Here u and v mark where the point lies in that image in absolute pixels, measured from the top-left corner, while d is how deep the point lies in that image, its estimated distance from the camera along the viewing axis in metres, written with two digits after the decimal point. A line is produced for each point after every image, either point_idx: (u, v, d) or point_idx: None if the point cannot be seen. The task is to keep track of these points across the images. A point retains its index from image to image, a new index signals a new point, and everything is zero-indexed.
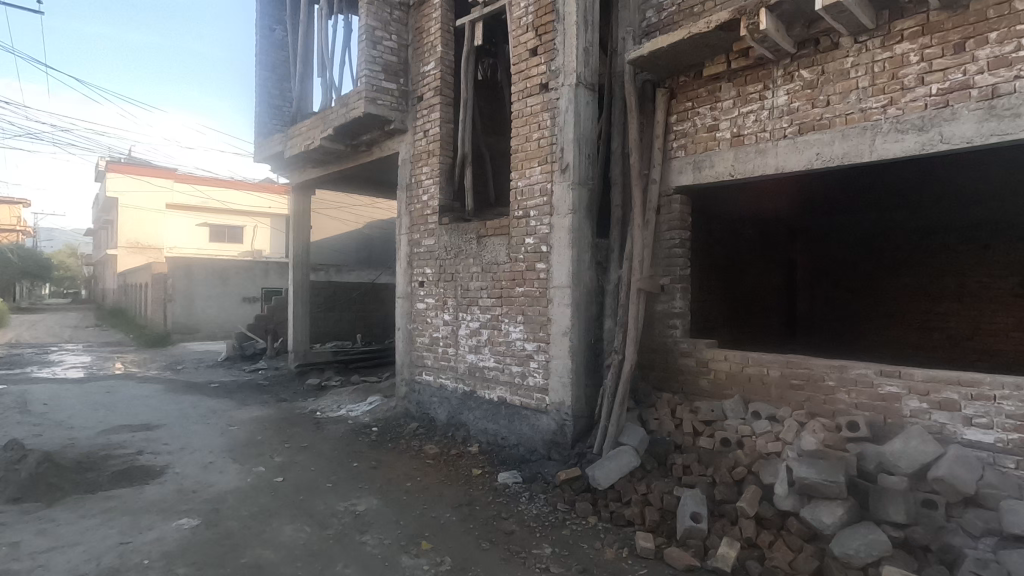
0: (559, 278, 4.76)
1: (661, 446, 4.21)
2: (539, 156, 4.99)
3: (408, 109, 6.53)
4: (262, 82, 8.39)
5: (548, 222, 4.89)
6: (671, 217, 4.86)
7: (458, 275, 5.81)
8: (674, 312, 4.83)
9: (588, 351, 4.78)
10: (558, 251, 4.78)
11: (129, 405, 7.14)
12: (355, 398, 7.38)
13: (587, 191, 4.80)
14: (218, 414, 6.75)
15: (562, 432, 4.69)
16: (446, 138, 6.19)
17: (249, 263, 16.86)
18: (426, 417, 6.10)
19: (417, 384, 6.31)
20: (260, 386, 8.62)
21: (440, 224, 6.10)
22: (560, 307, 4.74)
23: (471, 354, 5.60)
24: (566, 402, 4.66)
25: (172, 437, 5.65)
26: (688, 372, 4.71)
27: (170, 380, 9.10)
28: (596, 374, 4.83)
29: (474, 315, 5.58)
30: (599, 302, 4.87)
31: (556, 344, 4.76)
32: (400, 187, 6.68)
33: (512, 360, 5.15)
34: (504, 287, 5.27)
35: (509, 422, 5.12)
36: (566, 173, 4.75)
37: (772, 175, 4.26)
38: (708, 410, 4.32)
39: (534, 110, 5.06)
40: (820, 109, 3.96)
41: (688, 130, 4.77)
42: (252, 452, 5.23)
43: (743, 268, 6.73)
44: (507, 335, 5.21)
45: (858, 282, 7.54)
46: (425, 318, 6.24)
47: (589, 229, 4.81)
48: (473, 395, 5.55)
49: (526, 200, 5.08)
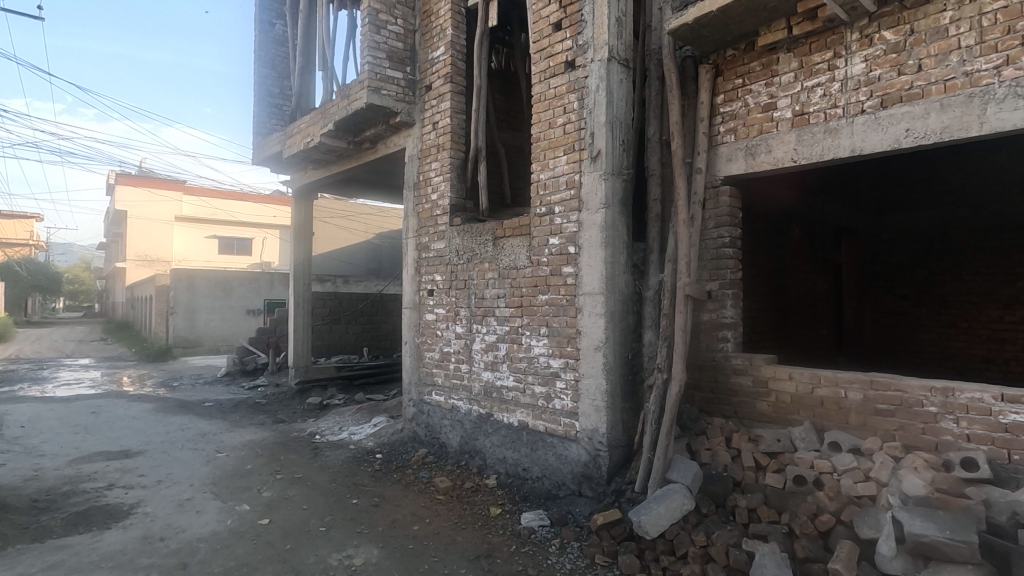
0: (590, 284, 4.09)
1: (719, 484, 3.51)
2: (564, 144, 4.35)
3: (415, 100, 5.93)
4: (261, 79, 7.86)
5: (576, 219, 4.23)
6: (719, 212, 4.21)
7: (471, 283, 5.16)
8: (724, 322, 4.15)
9: (626, 369, 4.09)
10: (588, 252, 4.12)
11: (112, 428, 6.53)
12: (359, 419, 6.73)
13: (622, 183, 4.14)
14: (207, 438, 6.11)
15: (595, 464, 4.01)
16: (457, 130, 5.57)
17: (254, 274, 16.35)
18: (437, 442, 5.42)
19: (426, 405, 5.64)
20: (257, 405, 7.98)
21: (451, 225, 5.47)
22: (592, 318, 4.06)
23: (487, 371, 4.93)
24: (601, 430, 3.97)
25: (150, 467, 5.01)
26: (743, 394, 4.02)
27: (163, 398, 8.50)
28: (633, 396, 4.14)
29: (490, 328, 4.92)
30: (636, 311, 4.20)
31: (587, 361, 4.08)
32: (407, 186, 6.07)
33: (535, 378, 4.48)
34: (524, 294, 4.61)
35: (532, 451, 4.44)
36: (597, 162, 4.10)
37: (846, 158, 3.58)
38: (774, 440, 3.61)
39: (558, 92, 4.42)
40: (909, 76, 3.29)
41: (738, 112, 4.12)
42: (237, 485, 4.58)
43: (789, 271, 6.02)
44: (528, 350, 4.55)
45: (914, 287, 6.78)
46: (435, 331, 5.59)
47: (624, 227, 4.15)
48: (490, 418, 4.88)
49: (550, 195, 4.44)
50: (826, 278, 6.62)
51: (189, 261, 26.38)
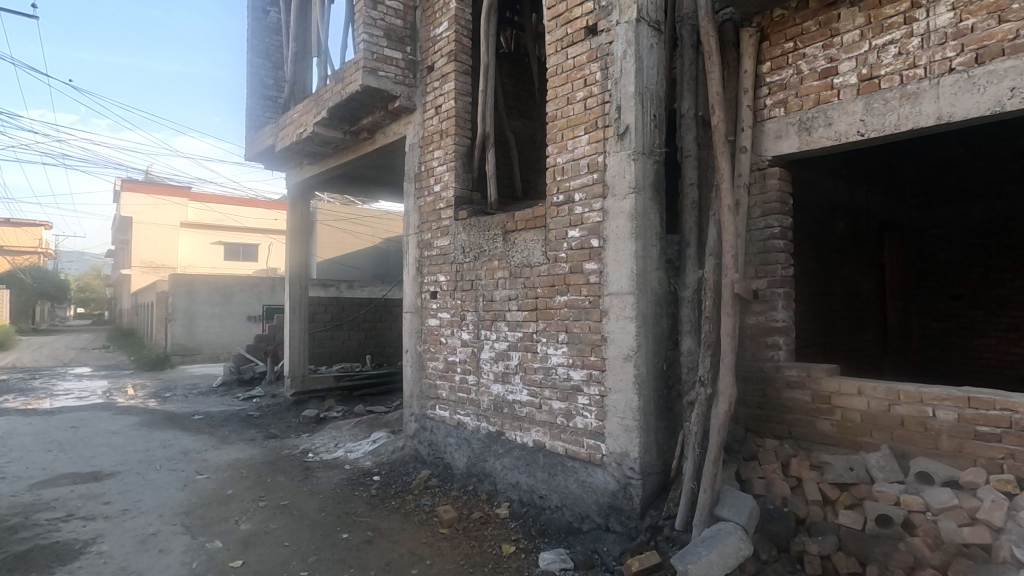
0: (618, 282, 3.50)
1: (781, 524, 2.90)
2: (585, 122, 3.77)
3: (417, 82, 5.38)
4: (254, 69, 7.35)
5: (599, 207, 3.65)
6: (766, 199, 3.63)
7: (479, 283, 4.58)
8: (776, 327, 3.55)
9: (660, 383, 3.49)
10: (615, 245, 3.53)
11: (89, 445, 5.98)
12: (357, 435, 6.15)
13: (653, 164, 3.55)
14: (189, 456, 5.56)
15: (625, 494, 3.42)
16: (462, 114, 5.01)
17: (255, 280, 15.90)
18: (441, 463, 4.84)
19: (429, 421, 5.06)
20: (250, 418, 7.41)
21: (456, 220, 4.90)
22: (621, 322, 3.47)
23: (497, 384, 4.35)
24: (632, 454, 3.38)
25: (118, 492, 4.46)
26: (799, 411, 3.41)
27: (151, 411, 7.96)
28: (669, 414, 3.54)
29: (500, 334, 4.34)
30: (672, 315, 3.60)
31: (615, 373, 3.49)
32: (407, 178, 5.50)
33: (552, 393, 3.89)
34: (540, 295, 4.02)
35: (549, 476, 3.86)
36: (625, 140, 3.51)
37: (929, 129, 2.99)
38: (845, 469, 3.00)
39: (578, 62, 3.85)
40: (1012, 24, 2.71)
41: (789, 81, 3.53)
42: (213, 516, 4.01)
43: (833, 268, 5.38)
44: (545, 359, 3.96)
45: (967, 287, 6.15)
46: (439, 338, 5.01)
47: (657, 216, 3.55)
48: (500, 437, 4.30)
49: (568, 180, 3.86)
50: (873, 277, 5.93)
51: (195, 267, 26.07)
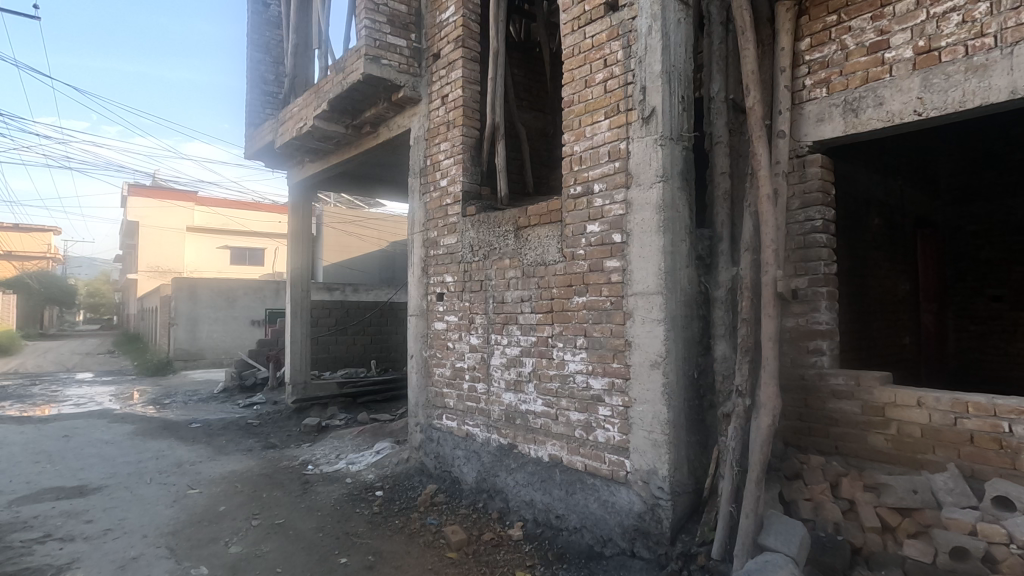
0: (643, 281, 3.17)
1: (836, 555, 2.55)
2: (605, 106, 3.45)
3: (422, 72, 5.08)
4: (254, 64, 7.08)
5: (621, 199, 3.32)
6: (806, 189, 3.29)
7: (489, 284, 4.26)
8: (820, 330, 3.20)
9: (691, 392, 3.15)
10: (640, 240, 3.20)
11: (79, 456, 5.69)
12: (360, 445, 5.82)
13: (682, 150, 3.22)
14: (182, 468, 5.26)
15: (653, 517, 3.08)
16: (470, 103, 4.70)
17: (259, 284, 15.67)
18: (448, 477, 4.52)
19: (435, 431, 4.74)
20: (249, 427, 7.12)
21: (464, 216, 4.58)
22: (647, 326, 3.14)
23: (508, 393, 4.02)
24: (661, 472, 3.04)
25: (102, 510, 4.16)
26: (847, 424, 3.06)
27: (147, 419, 7.67)
28: (701, 428, 3.20)
29: (512, 339, 4.02)
30: (703, 317, 3.26)
31: (641, 381, 3.15)
32: (412, 173, 5.19)
33: (570, 403, 3.56)
34: (555, 296, 3.70)
35: (567, 495, 3.53)
36: (650, 124, 3.19)
37: (1001, 104, 2.64)
38: (907, 491, 2.65)
39: (597, 42, 3.52)
40: None
41: (832, 58, 3.19)
42: (202, 536, 3.70)
43: (868, 267, 5.02)
44: (561, 366, 3.63)
45: (1009, 287, 5.78)
46: (445, 343, 4.68)
47: (686, 208, 3.22)
48: (513, 450, 3.97)
49: (587, 170, 3.53)
50: (909, 277, 5.55)
51: (201, 272, 25.97)
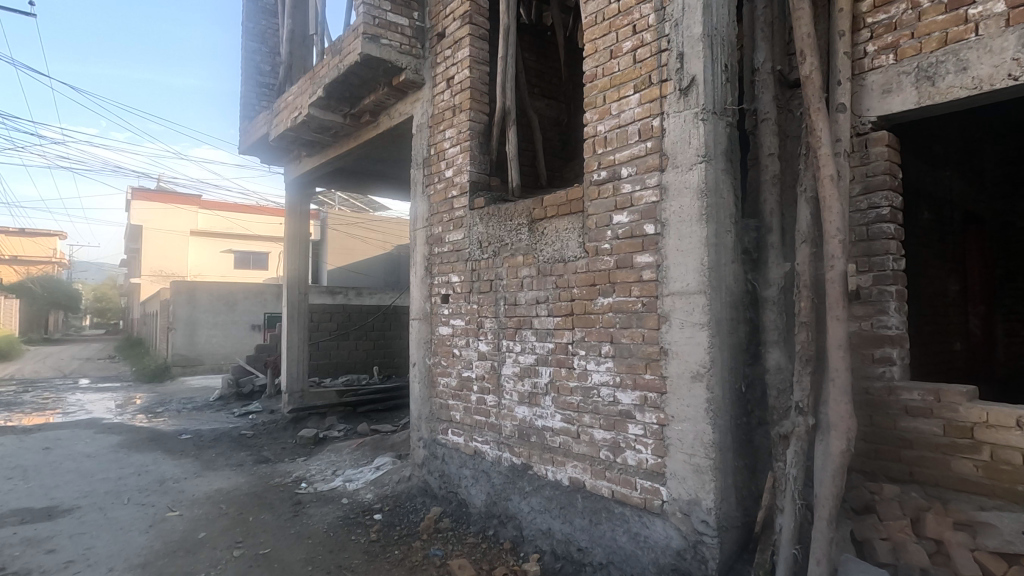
0: (682, 278, 2.71)
1: None
2: (634, 77, 3.01)
3: (425, 53, 4.66)
4: (249, 54, 6.70)
5: (655, 184, 2.87)
6: (870, 171, 2.83)
7: (499, 284, 3.81)
8: (889, 336, 2.72)
9: (739, 410, 2.69)
10: (678, 231, 2.75)
11: (56, 472, 5.27)
12: (358, 460, 5.38)
13: (726, 126, 2.78)
14: (165, 486, 4.83)
15: (697, 556, 2.62)
16: (478, 85, 4.26)
17: (260, 288, 15.30)
18: (454, 499, 4.07)
19: (440, 447, 4.29)
20: (242, 439, 6.68)
21: (472, 209, 4.14)
22: (687, 331, 2.68)
23: (522, 407, 3.57)
24: (706, 504, 2.58)
25: (68, 537, 3.73)
26: (925, 447, 2.60)
27: (136, 429, 7.25)
28: (749, 450, 2.73)
29: (526, 345, 3.57)
30: (750, 320, 2.81)
31: (679, 396, 2.70)
32: (414, 164, 4.77)
33: (594, 420, 3.10)
34: (576, 297, 3.25)
35: (590, 525, 3.08)
36: (689, 96, 2.74)
37: None
38: (1015, 534, 2.18)
39: (625, 5, 3.08)
40: None
41: (901, 18, 2.73)
42: (175, 570, 3.27)
43: (918, 265, 4.53)
44: (583, 377, 3.18)
45: None
46: (451, 350, 4.24)
47: (731, 193, 2.77)
48: (527, 471, 3.52)
49: (613, 152, 3.09)
50: (958, 278, 5.06)
51: (206, 276, 25.71)
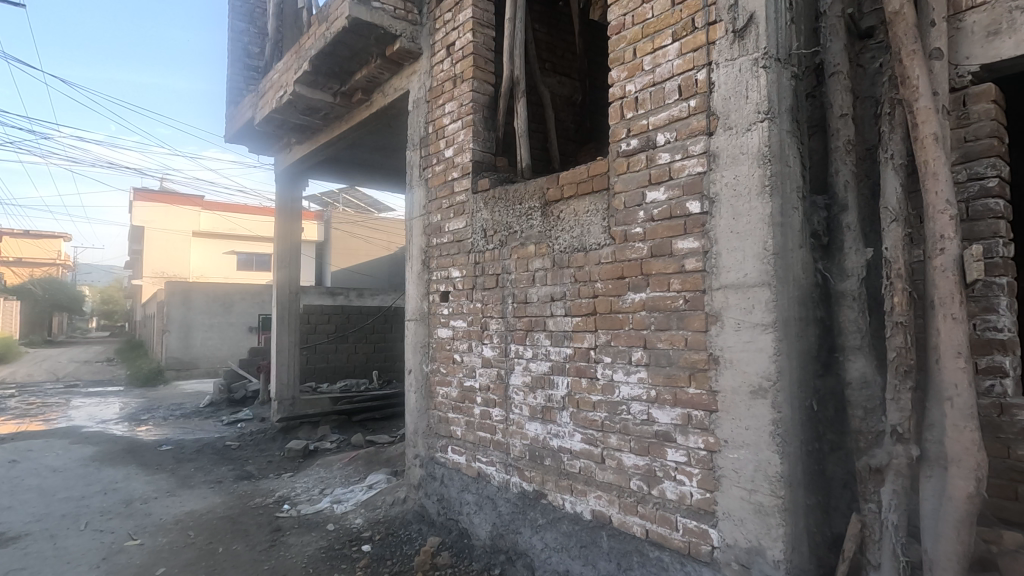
0: (739, 267, 2.16)
1: None
2: (673, 23, 2.46)
3: (422, 19, 4.13)
4: (236, 34, 6.14)
5: (700, 150, 2.31)
6: (971, 134, 2.23)
7: (507, 279, 3.27)
8: (1000, 340, 2.11)
9: (810, 434, 2.12)
10: (732, 208, 2.19)
11: (14, 489, 4.75)
12: (349, 478, 4.83)
13: (790, 76, 2.21)
14: (131, 507, 4.30)
15: None
16: (482, 51, 3.72)
17: (258, 290, 14.83)
18: (455, 528, 3.51)
19: (438, 467, 3.73)
20: (227, 451, 6.15)
21: (475, 192, 3.59)
22: (744, 335, 2.13)
23: (534, 423, 3.02)
24: (772, 555, 2.02)
25: (4, 573, 3.21)
26: None
27: (114, 439, 6.73)
28: (822, 485, 2.16)
29: (538, 350, 3.02)
30: (821, 321, 2.23)
31: (734, 417, 2.14)
32: (411, 146, 4.22)
33: (622, 442, 2.55)
34: (599, 293, 2.70)
35: (618, 571, 2.52)
36: (746, 38, 2.18)
37: None
38: None
39: None
40: None
41: None
42: None
43: None
44: (609, 390, 2.62)
45: None
46: (452, 355, 3.69)
47: (798, 159, 2.21)
48: (539, 500, 2.96)
49: (646, 116, 2.53)
50: None
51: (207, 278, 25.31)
